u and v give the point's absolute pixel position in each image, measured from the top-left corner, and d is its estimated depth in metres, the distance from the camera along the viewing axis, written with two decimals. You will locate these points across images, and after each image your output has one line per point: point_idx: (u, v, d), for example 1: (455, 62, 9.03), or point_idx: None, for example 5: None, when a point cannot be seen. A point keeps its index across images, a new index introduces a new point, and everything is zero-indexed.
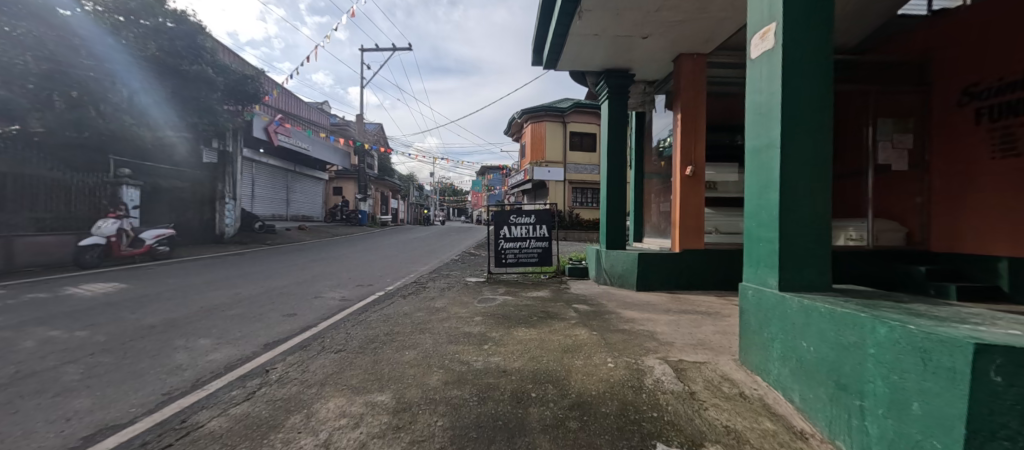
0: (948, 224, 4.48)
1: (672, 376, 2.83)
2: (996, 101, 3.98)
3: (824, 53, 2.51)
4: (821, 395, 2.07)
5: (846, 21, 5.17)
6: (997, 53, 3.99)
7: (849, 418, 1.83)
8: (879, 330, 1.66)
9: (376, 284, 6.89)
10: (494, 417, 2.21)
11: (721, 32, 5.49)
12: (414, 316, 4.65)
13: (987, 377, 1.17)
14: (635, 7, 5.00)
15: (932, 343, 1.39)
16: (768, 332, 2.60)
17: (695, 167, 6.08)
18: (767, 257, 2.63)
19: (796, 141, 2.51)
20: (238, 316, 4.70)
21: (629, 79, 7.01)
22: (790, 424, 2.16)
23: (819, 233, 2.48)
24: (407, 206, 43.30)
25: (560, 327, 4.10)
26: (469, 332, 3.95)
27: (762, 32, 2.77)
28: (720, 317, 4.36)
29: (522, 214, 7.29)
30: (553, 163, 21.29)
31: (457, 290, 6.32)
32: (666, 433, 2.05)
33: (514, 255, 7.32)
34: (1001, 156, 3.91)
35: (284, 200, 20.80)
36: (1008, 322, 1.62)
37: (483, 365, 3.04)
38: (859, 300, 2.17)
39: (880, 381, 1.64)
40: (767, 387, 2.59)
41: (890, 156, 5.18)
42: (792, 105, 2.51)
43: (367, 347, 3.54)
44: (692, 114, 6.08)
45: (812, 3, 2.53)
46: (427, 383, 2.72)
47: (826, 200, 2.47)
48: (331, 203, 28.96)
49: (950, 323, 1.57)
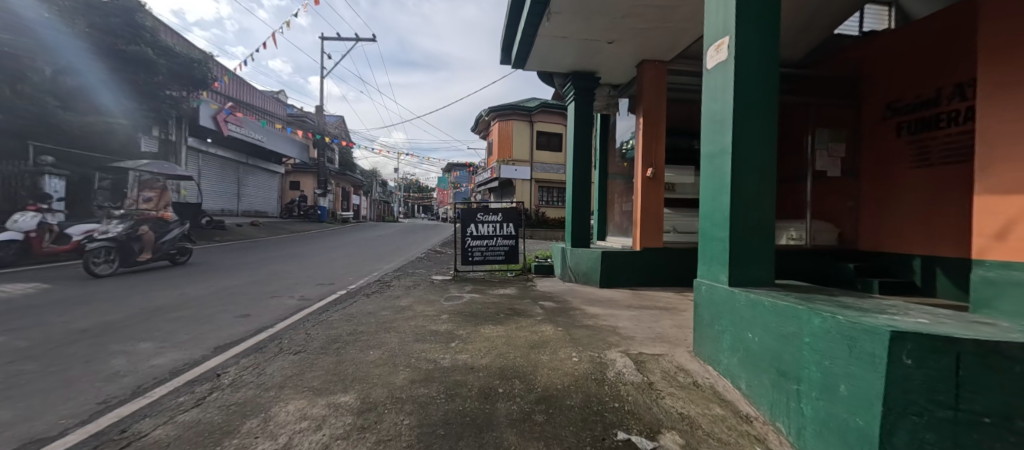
0: (876, 226, 4.96)
1: (633, 367, 2.96)
2: (915, 116, 4.48)
3: (772, 69, 2.72)
4: (764, 381, 2.27)
5: (790, 39, 5.58)
6: (916, 73, 4.46)
7: (788, 401, 2.05)
8: (815, 321, 1.87)
9: (338, 283, 6.65)
10: (462, 414, 2.23)
11: (681, 41, 5.77)
12: (378, 315, 4.53)
13: (901, 361, 1.42)
14: (603, 12, 5.13)
15: (859, 332, 1.61)
16: (719, 325, 2.79)
17: (655, 169, 6.31)
18: (719, 255, 2.81)
19: (746, 149, 2.70)
20: (184, 318, 4.35)
21: (595, 82, 7.22)
22: (738, 409, 2.37)
23: (764, 236, 2.70)
24: (370, 201, 41.66)
25: (527, 324, 4.16)
26: (436, 330, 3.91)
27: (717, 44, 2.94)
28: (677, 312, 4.60)
29: (489, 212, 7.28)
30: (520, 161, 21.44)
31: (423, 288, 6.21)
32: (626, 422, 2.20)
33: (481, 253, 7.30)
34: (918, 166, 4.41)
35: (235, 194, 19.38)
36: (917, 312, 1.88)
37: (450, 362, 3.03)
38: (798, 294, 2.39)
39: (814, 367, 1.86)
40: (718, 376, 2.78)
41: (826, 164, 5.62)
42: (742, 116, 2.70)
43: (329, 347, 3.42)
44: (653, 117, 6.33)
45: (760, 23, 2.74)
46: (393, 382, 2.68)
47: (769, 203, 2.70)
48: (287, 198, 27.12)
49: (871, 314, 1.80)
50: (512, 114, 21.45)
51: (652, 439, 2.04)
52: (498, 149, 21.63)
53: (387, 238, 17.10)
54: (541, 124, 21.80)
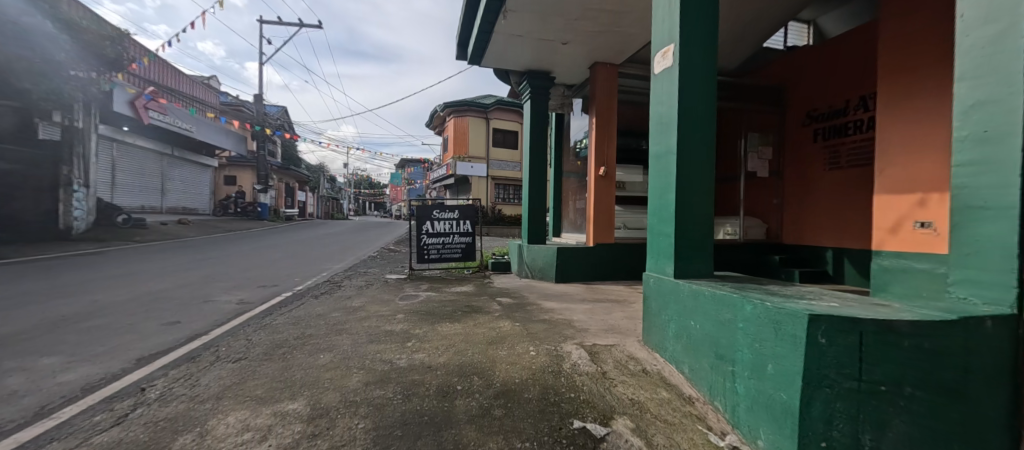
0: (796, 222, 5.57)
1: (587, 358, 3.06)
2: (828, 124, 5.07)
3: (711, 78, 2.95)
4: (704, 365, 2.47)
5: (726, 50, 6.05)
6: (830, 85, 5.04)
7: (724, 381, 2.26)
8: (747, 307, 2.08)
9: (282, 285, 6.23)
10: (420, 413, 2.20)
11: (630, 46, 6.05)
12: (329, 317, 4.31)
13: (817, 340, 1.68)
14: (557, 12, 5.23)
15: (784, 316, 1.84)
16: (665, 315, 2.97)
17: (607, 167, 6.56)
18: (665, 249, 3.00)
19: (689, 150, 2.90)
20: (98, 327, 3.85)
21: (549, 81, 7.35)
22: (682, 391, 2.56)
23: (705, 230, 2.92)
24: (316, 198, 39.32)
25: (485, 320, 4.17)
26: (392, 330, 3.80)
27: (663, 50, 3.11)
28: (627, 304, 4.85)
29: (445, 209, 7.19)
30: (476, 158, 21.33)
31: (377, 288, 5.99)
32: (582, 411, 2.29)
33: (437, 251, 7.18)
34: (830, 169, 5.01)
35: (159, 190, 17.41)
36: (829, 296, 2.15)
37: (407, 362, 2.96)
38: (732, 283, 2.64)
39: (746, 349, 2.08)
40: (664, 362, 2.97)
41: (757, 165, 6.05)
42: (686, 119, 2.89)
43: (274, 353, 3.20)
44: (605, 118, 6.58)
45: (702, 34, 2.94)
46: (346, 385, 2.57)
47: (709, 200, 2.93)
48: (221, 193, 24.83)
49: (793, 299, 2.04)
50: (467, 111, 21.26)
51: (605, 425, 2.15)
52: (454, 145, 21.35)
53: (315, 241, 13.84)
54: (497, 121, 21.78)
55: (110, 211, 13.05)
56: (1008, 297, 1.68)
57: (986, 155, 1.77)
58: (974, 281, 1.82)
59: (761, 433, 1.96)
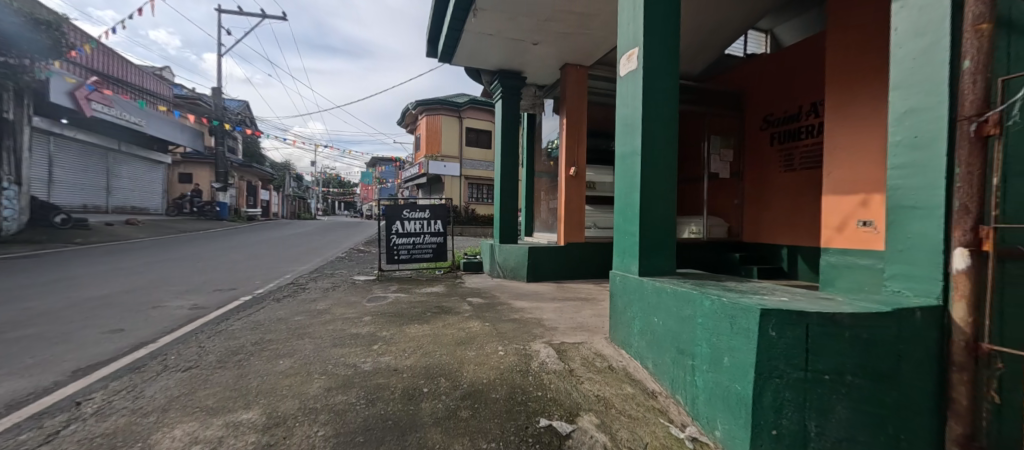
0: (755, 221, 5.85)
1: (555, 357, 3.08)
2: (783, 129, 5.36)
3: (674, 82, 3.04)
4: (667, 360, 2.54)
5: (690, 56, 6.28)
6: (785, 91, 5.33)
7: (685, 375, 2.34)
8: (705, 303, 2.16)
9: (241, 288, 5.92)
10: (384, 418, 2.14)
11: (599, 48, 6.17)
12: (291, 321, 4.13)
13: (768, 333, 1.77)
14: (527, 13, 5.26)
15: (739, 311, 1.91)
16: (630, 312, 3.04)
17: (577, 167, 6.65)
18: (631, 248, 3.06)
19: (653, 151, 2.98)
20: (27, 338, 3.51)
21: (520, 81, 7.38)
22: (646, 386, 2.63)
23: (669, 229, 3.01)
24: (282, 197, 37.72)
25: (454, 321, 4.12)
26: (358, 333, 3.69)
27: (629, 53, 3.18)
28: (596, 302, 4.93)
29: (416, 208, 7.07)
30: (449, 157, 21.11)
31: (344, 290, 5.80)
32: (549, 409, 2.30)
33: (407, 251, 7.04)
34: (786, 170, 5.29)
35: (103, 187, 16.15)
36: (780, 291, 2.27)
37: (372, 366, 2.88)
38: (693, 280, 2.73)
39: (704, 344, 2.16)
40: (630, 358, 3.04)
41: (719, 167, 6.33)
42: (649, 121, 2.97)
43: (229, 360, 3.03)
44: (575, 119, 6.67)
45: (665, 38, 3.03)
46: (306, 391, 2.47)
47: (672, 200, 3.02)
48: (176, 192, 23.33)
49: (747, 294, 2.14)
50: (439, 109, 21.01)
51: (571, 422, 2.18)
52: (426, 144, 21.04)
53: (280, 241, 13.32)
54: (470, 120, 21.63)
55: (46, 211, 11.97)
56: (936, 290, 1.84)
57: (914, 159, 1.92)
58: (907, 276, 1.96)
59: (718, 424, 2.03)
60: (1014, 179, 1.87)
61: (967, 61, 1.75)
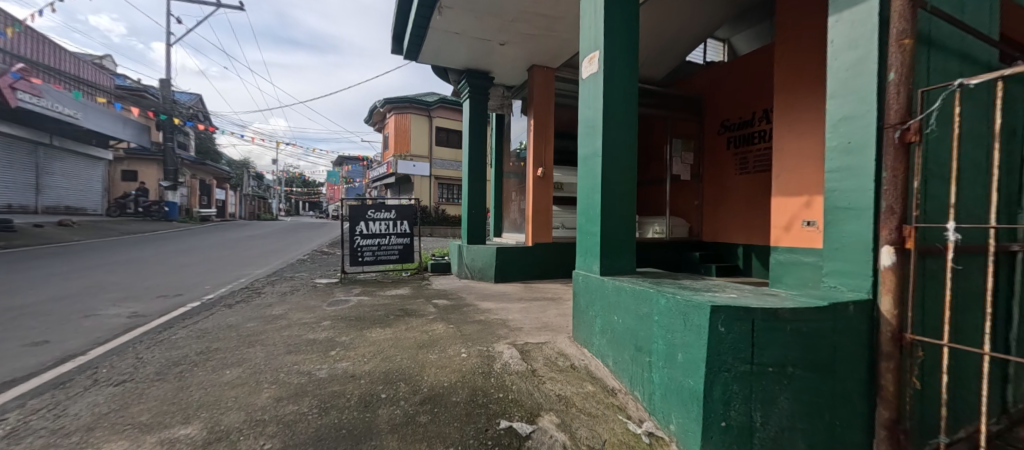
0: (714, 221, 6.12)
1: (518, 357, 3.08)
2: (739, 133, 5.63)
3: (633, 86, 3.11)
4: (626, 357, 2.59)
5: (653, 62, 6.47)
6: (740, 98, 5.60)
7: (643, 372, 2.38)
8: (661, 301, 2.21)
9: (189, 294, 5.54)
10: (338, 427, 2.06)
11: (565, 51, 6.25)
12: (242, 327, 3.91)
13: (717, 329, 1.82)
14: (494, 13, 5.24)
15: (691, 308, 1.96)
16: (592, 311, 3.09)
17: (545, 168, 6.70)
18: (592, 248, 3.11)
19: (614, 153, 3.04)
20: None
21: (488, 82, 7.36)
22: (606, 384, 2.67)
23: (629, 229, 3.08)
24: (240, 197, 35.75)
25: (417, 324, 4.04)
26: (314, 338, 3.54)
27: (590, 56, 3.23)
28: (562, 302, 4.98)
29: (381, 209, 6.89)
30: (418, 157, 20.79)
31: (303, 294, 5.56)
32: (510, 410, 2.29)
33: (372, 253, 6.85)
34: (741, 173, 5.56)
35: (31, 186, 14.71)
36: (730, 288, 2.37)
37: (327, 373, 2.76)
38: (651, 279, 2.80)
39: (660, 340, 2.21)
40: (592, 356, 3.09)
41: (680, 169, 6.55)
42: (609, 123, 3.03)
43: (169, 371, 2.82)
44: (543, 120, 6.73)
45: (625, 43, 3.10)
46: (253, 403, 2.33)
47: (631, 201, 3.09)
48: (119, 191, 21.58)
49: (700, 292, 2.21)
50: (408, 108, 20.64)
51: (531, 423, 2.17)
52: (395, 143, 20.60)
53: (236, 243, 12.63)
54: (440, 120, 21.35)
55: None
56: (867, 284, 1.98)
57: (848, 163, 2.05)
58: (841, 272, 2.09)
59: (673, 418, 2.08)
60: (933, 183, 2.05)
61: (892, 73, 1.89)
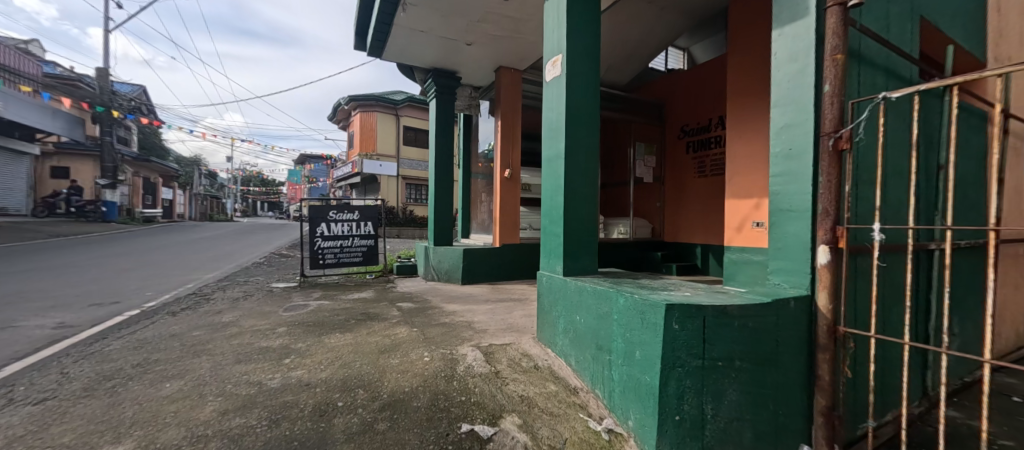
0: (675, 222, 6.36)
1: (482, 360, 3.06)
2: (697, 138, 5.89)
3: (594, 90, 3.18)
4: (588, 356, 2.63)
5: (617, 67, 6.65)
6: (697, 104, 5.87)
7: (604, 370, 2.43)
8: (619, 301, 2.27)
9: (127, 302, 5.10)
10: (289, 439, 1.96)
11: (532, 54, 6.31)
12: (187, 336, 3.65)
13: (672, 326, 1.88)
14: (460, 13, 5.21)
15: (647, 307, 2.02)
16: (555, 311, 3.12)
17: (512, 169, 6.73)
18: (556, 249, 3.15)
19: (577, 155, 3.09)
20: None
21: (455, 81, 7.31)
22: (569, 383, 2.70)
23: (591, 230, 3.15)
24: (191, 197, 33.45)
25: (379, 328, 3.93)
26: (267, 346, 3.36)
27: (553, 59, 3.27)
28: (528, 302, 5.01)
29: (344, 210, 6.67)
30: (385, 157, 20.30)
31: (257, 300, 5.27)
32: (472, 413, 2.27)
33: (334, 255, 6.60)
34: (699, 176, 5.81)
35: None
36: (685, 287, 2.47)
37: (280, 382, 2.63)
38: (612, 278, 2.87)
39: (619, 339, 2.26)
40: (555, 356, 3.12)
41: (643, 171, 6.77)
42: (572, 126, 3.08)
43: (99, 387, 2.58)
44: (510, 121, 6.75)
45: (587, 48, 3.17)
46: (196, 417, 2.18)
47: (593, 203, 3.15)
48: (47, 189, 19.58)
49: (657, 291, 2.28)
50: (374, 106, 20.12)
51: (493, 425, 2.16)
52: (360, 141, 19.99)
53: (184, 246, 11.81)
54: (408, 119, 20.94)
55: None
56: (806, 281, 2.12)
57: (788, 168, 2.19)
58: (784, 270, 2.23)
59: (631, 415, 2.13)
60: (862, 187, 2.23)
61: (826, 85, 2.03)
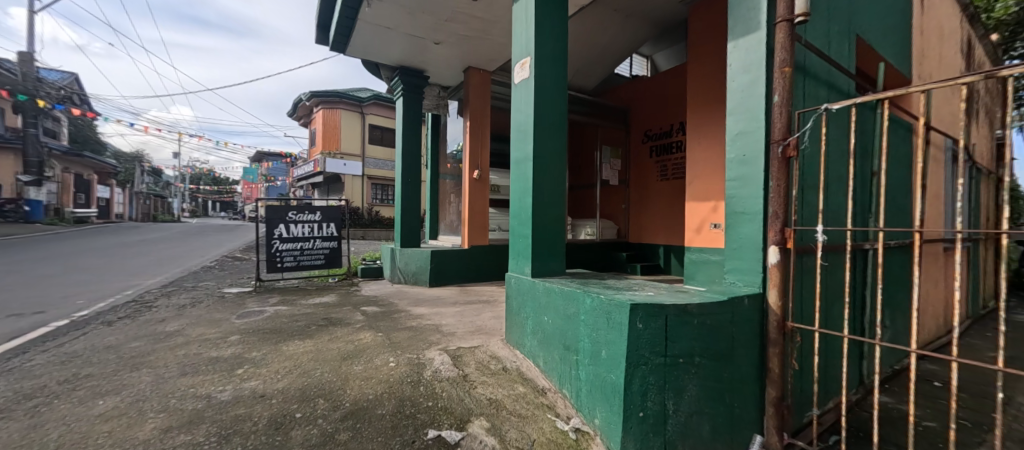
0: (639, 224, 6.57)
1: (450, 363, 3.01)
2: (659, 143, 6.13)
3: (562, 94, 3.22)
4: (556, 356, 2.66)
5: (584, 71, 6.79)
6: (660, 110, 6.10)
7: (571, 370, 2.46)
8: (586, 301, 2.30)
9: (54, 311, 4.61)
10: None
11: (501, 55, 6.31)
12: (123, 348, 3.33)
13: (636, 326, 1.93)
14: (428, 11, 5.12)
15: (613, 307, 2.06)
16: (524, 312, 3.12)
17: (481, 171, 6.69)
18: (524, 250, 3.15)
19: (545, 158, 3.12)
20: None
21: (423, 80, 7.18)
22: (537, 384, 2.71)
23: (558, 232, 3.18)
24: (132, 195, 30.79)
25: (342, 333, 3.78)
26: (218, 356, 3.14)
27: (522, 62, 3.28)
28: (497, 304, 5.00)
29: (304, 211, 6.37)
30: (350, 156, 19.64)
31: (207, 306, 4.92)
32: (439, 419, 2.22)
33: (294, 258, 6.28)
34: (662, 179, 6.04)
35: None
36: (648, 287, 2.55)
37: (231, 395, 2.46)
38: (579, 279, 2.92)
39: (586, 339, 2.30)
40: (523, 358, 3.12)
41: (609, 174, 6.95)
42: (540, 129, 3.11)
43: (17, 407, 2.30)
44: (479, 122, 6.72)
45: (555, 51, 3.21)
46: (133, 437, 1.99)
47: (561, 205, 3.19)
48: None
49: (622, 291, 2.34)
50: (338, 103, 19.36)
51: (461, 429, 2.13)
52: (323, 139, 19.19)
53: (122, 249, 10.83)
54: (374, 117, 20.35)
55: None
56: (758, 280, 2.24)
57: (743, 173, 2.32)
58: (739, 270, 2.35)
59: (597, 413, 2.17)
60: (807, 191, 2.39)
61: (775, 97, 2.17)
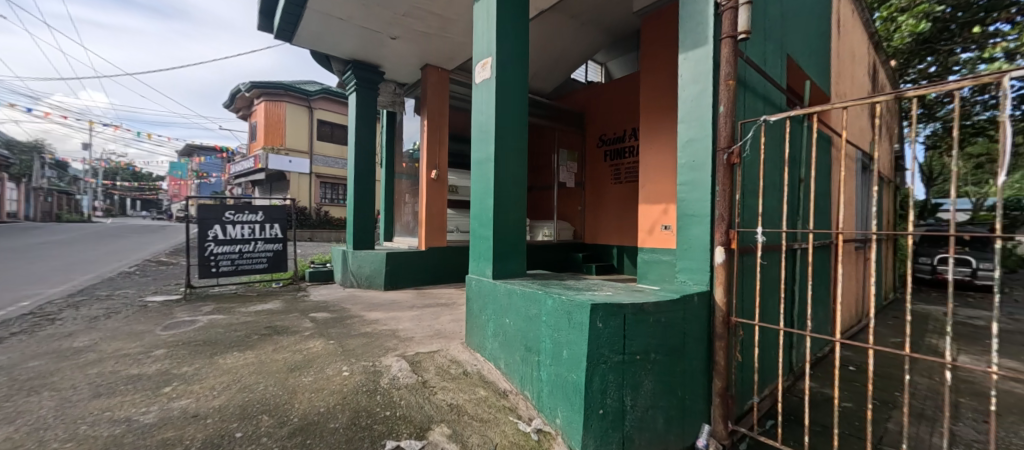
0: (594, 225, 6.77)
1: (408, 370, 2.91)
2: (613, 147, 6.37)
3: (522, 96, 3.24)
4: (517, 358, 2.66)
5: (542, 75, 6.89)
6: (613, 115, 6.34)
7: (533, 371, 2.47)
8: (547, 302, 2.32)
9: None
10: None
11: (460, 54, 6.23)
12: (16, 369, 2.85)
13: (596, 325, 1.98)
14: (383, 4, 4.93)
15: (574, 307, 2.09)
16: (485, 314, 3.09)
17: (439, 170, 6.55)
18: (485, 252, 3.12)
19: (506, 159, 3.11)
20: None
21: (378, 76, 6.90)
22: (498, 387, 2.70)
23: (518, 234, 3.18)
24: (28, 191, 26.66)
25: (289, 342, 3.51)
26: (141, 373, 2.79)
27: (483, 62, 3.26)
28: (455, 307, 4.91)
29: (244, 210, 5.86)
30: (296, 152, 18.45)
31: (126, 317, 4.37)
32: (397, 429, 2.13)
33: (231, 262, 5.76)
34: (616, 182, 6.28)
35: None
36: (606, 287, 2.62)
37: (157, 417, 2.19)
38: (539, 280, 2.94)
39: (548, 340, 2.32)
40: (484, 361, 3.09)
41: (566, 177, 7.11)
42: (501, 130, 3.10)
43: None
44: (437, 120, 6.58)
45: (516, 53, 3.21)
46: None
47: (522, 206, 3.20)
48: None
49: (581, 291, 2.39)
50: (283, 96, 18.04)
51: (421, 438, 2.06)
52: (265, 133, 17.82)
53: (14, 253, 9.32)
54: (323, 112, 19.25)
55: None
56: (706, 278, 2.39)
57: (693, 178, 2.46)
58: (689, 269, 2.49)
59: (558, 412, 2.19)
60: (747, 196, 2.59)
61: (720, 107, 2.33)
